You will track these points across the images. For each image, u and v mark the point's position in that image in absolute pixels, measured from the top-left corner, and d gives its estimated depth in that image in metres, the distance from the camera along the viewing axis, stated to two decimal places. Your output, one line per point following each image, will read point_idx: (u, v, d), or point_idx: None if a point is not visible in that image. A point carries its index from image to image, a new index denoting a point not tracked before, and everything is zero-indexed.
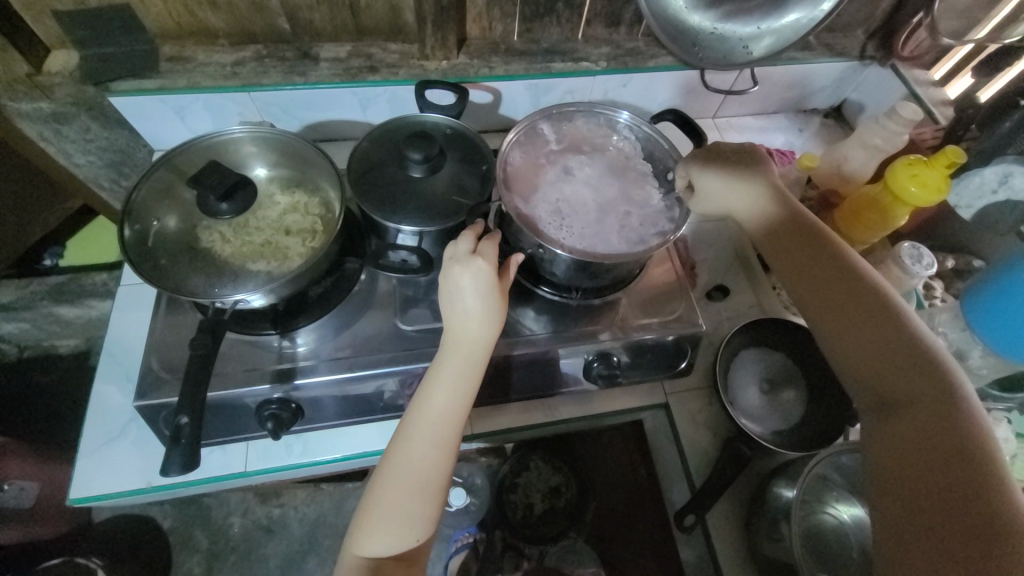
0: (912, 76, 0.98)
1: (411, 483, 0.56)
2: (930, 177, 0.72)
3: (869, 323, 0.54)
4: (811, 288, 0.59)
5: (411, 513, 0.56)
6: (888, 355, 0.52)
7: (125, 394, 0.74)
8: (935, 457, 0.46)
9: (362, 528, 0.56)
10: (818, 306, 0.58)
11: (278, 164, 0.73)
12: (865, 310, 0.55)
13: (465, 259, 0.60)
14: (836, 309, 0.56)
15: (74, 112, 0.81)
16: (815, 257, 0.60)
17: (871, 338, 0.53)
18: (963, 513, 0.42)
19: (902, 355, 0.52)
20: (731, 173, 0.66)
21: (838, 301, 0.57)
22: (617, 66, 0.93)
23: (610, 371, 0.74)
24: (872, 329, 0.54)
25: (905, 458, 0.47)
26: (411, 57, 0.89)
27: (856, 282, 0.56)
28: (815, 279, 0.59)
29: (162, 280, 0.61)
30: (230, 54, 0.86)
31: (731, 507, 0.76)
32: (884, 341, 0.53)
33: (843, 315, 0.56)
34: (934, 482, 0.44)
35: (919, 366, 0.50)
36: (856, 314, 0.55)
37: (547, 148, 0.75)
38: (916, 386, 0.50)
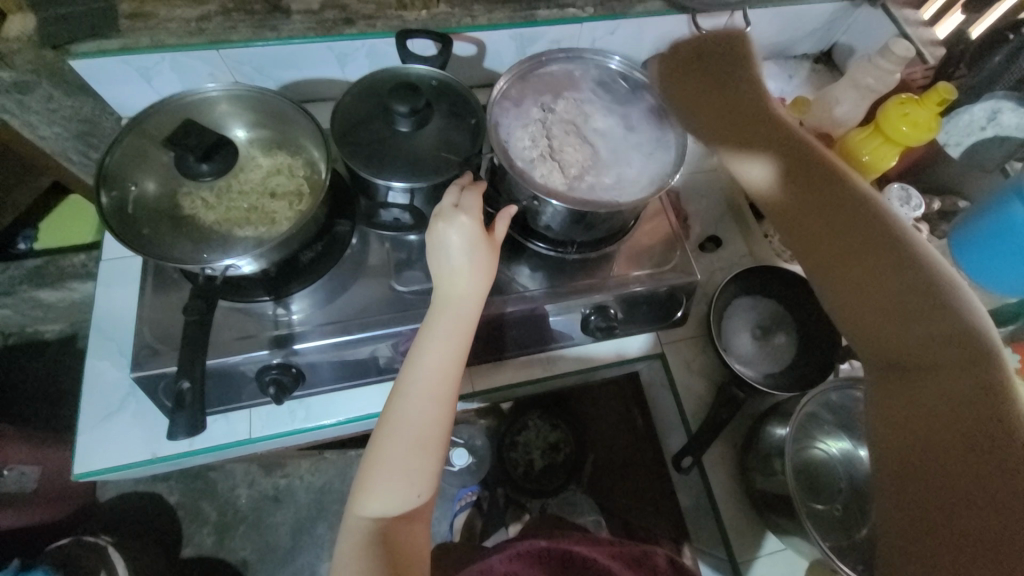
0: (902, 15, 0.96)
1: (409, 441, 0.55)
2: (920, 116, 0.72)
3: (882, 280, 0.52)
4: (808, 240, 0.57)
5: (411, 471, 0.55)
6: (891, 301, 0.51)
7: (120, 369, 0.73)
8: (952, 419, 0.45)
9: (363, 488, 0.55)
10: (824, 264, 0.56)
11: (257, 124, 0.69)
12: (866, 258, 0.53)
13: (449, 213, 0.58)
14: (845, 269, 0.54)
15: (35, 80, 0.76)
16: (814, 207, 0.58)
17: (886, 298, 0.51)
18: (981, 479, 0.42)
19: (906, 301, 0.51)
20: (743, 146, 0.67)
21: (848, 259, 0.54)
22: (605, 12, 0.89)
23: (607, 323, 0.75)
24: (884, 287, 0.52)
25: (922, 420, 0.46)
26: (388, 8, 0.84)
27: (856, 227, 0.55)
28: (820, 237, 0.57)
29: (147, 248, 0.59)
30: (194, 9, 0.80)
31: (727, 448, 0.79)
32: (897, 300, 0.51)
33: (851, 272, 0.54)
34: (945, 437, 0.44)
35: (936, 323, 0.49)
36: (865, 272, 0.53)
37: (537, 97, 0.73)
38: (923, 334, 0.49)
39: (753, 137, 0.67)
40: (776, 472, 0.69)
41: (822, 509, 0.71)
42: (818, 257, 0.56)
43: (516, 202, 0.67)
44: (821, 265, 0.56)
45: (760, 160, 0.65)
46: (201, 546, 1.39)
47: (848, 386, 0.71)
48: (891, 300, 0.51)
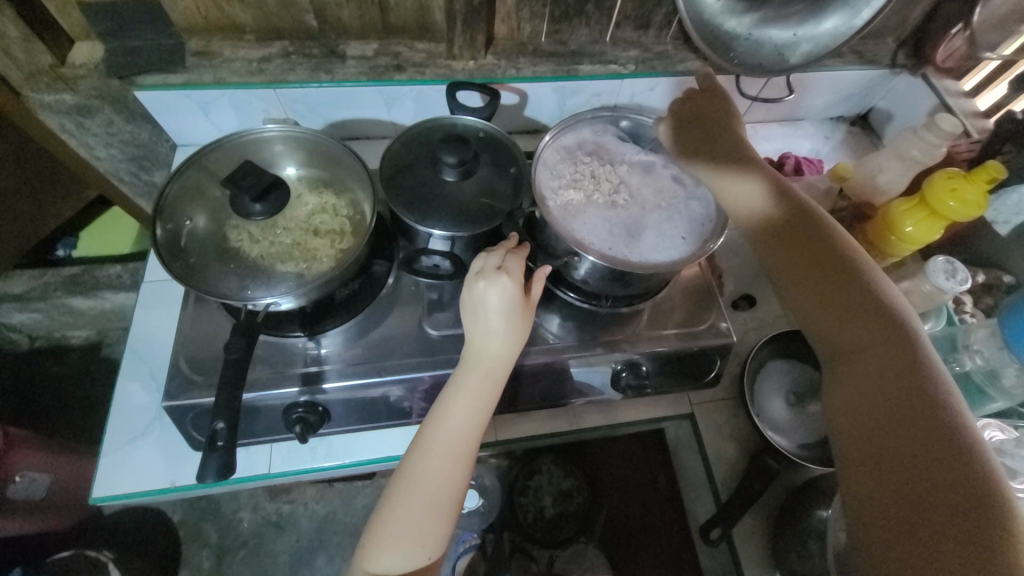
0: (943, 87, 0.96)
1: (427, 500, 0.53)
2: (969, 192, 0.70)
3: (843, 292, 0.53)
4: (767, 240, 0.60)
5: (423, 531, 0.53)
6: (836, 294, 0.54)
7: (149, 392, 0.74)
8: (887, 400, 0.47)
9: (374, 544, 0.53)
10: (776, 255, 0.59)
11: (307, 164, 0.72)
12: (813, 252, 0.56)
13: (491, 274, 0.58)
14: (808, 276, 0.56)
15: (98, 105, 0.81)
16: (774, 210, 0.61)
17: (831, 280, 0.54)
18: (947, 492, 0.41)
19: (846, 293, 0.53)
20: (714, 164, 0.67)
21: (798, 252, 0.57)
22: (646, 70, 0.91)
23: (638, 380, 0.74)
24: (827, 274, 0.55)
25: (866, 395, 0.48)
26: (438, 57, 0.88)
27: (806, 227, 0.58)
28: (793, 250, 0.58)
29: (193, 281, 0.61)
30: (257, 50, 0.84)
31: (758, 521, 0.75)
32: (860, 309, 0.52)
33: (800, 262, 0.57)
34: (886, 422, 0.46)
35: (891, 330, 0.50)
36: (813, 264, 0.56)
37: (581, 152, 0.74)
38: (863, 327, 0.51)
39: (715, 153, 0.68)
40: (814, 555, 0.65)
41: None
42: (788, 267, 0.58)
43: (554, 257, 0.67)
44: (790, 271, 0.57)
45: (737, 177, 0.65)
46: (198, 570, 1.36)
47: None
48: (854, 308, 0.52)
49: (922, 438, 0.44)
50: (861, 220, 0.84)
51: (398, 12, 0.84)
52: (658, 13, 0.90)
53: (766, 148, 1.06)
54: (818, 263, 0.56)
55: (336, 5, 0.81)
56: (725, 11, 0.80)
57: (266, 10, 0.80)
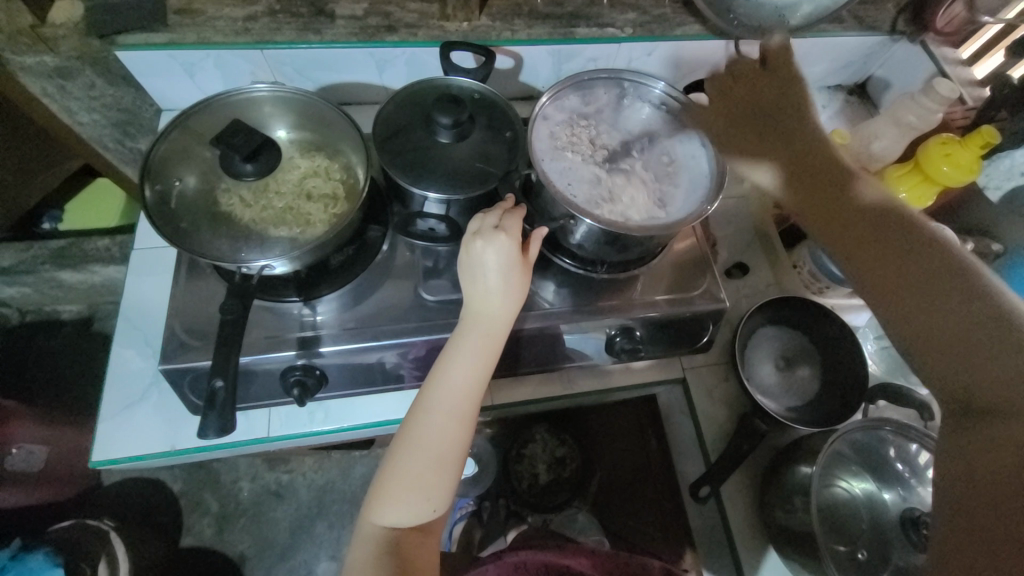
0: (941, 54, 0.96)
1: (430, 456, 0.54)
2: (962, 157, 0.71)
3: (927, 285, 0.48)
4: (866, 262, 0.52)
5: (429, 485, 0.54)
6: (962, 333, 0.46)
7: (144, 359, 0.73)
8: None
9: (379, 497, 0.54)
10: (874, 280, 0.51)
11: (299, 126, 0.70)
12: (927, 277, 0.48)
13: (488, 233, 0.58)
14: (885, 267, 0.51)
15: (79, 67, 0.78)
16: (866, 229, 0.53)
17: (956, 316, 0.46)
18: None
19: (977, 331, 0.45)
20: (733, 151, 0.68)
21: (910, 278, 0.49)
22: (643, 34, 0.90)
23: (632, 345, 0.75)
24: (947, 306, 0.47)
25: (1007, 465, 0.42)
26: (430, 17, 0.85)
27: (914, 246, 0.50)
28: (867, 241, 0.53)
29: (185, 243, 0.60)
30: (242, 9, 0.81)
31: (745, 480, 0.78)
32: (952, 301, 0.47)
33: (910, 291, 0.49)
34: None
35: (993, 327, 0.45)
36: (929, 294, 0.48)
37: (580, 118, 0.73)
38: (998, 376, 0.44)
39: (745, 146, 0.67)
40: (797, 509, 0.68)
41: (845, 550, 0.68)
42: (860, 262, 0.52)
43: (550, 220, 0.67)
44: (900, 303, 0.49)
45: (765, 168, 0.64)
46: (200, 537, 1.39)
47: (869, 425, 0.72)
48: (945, 305, 0.47)
49: None
50: None
51: None
52: None
53: None
54: (893, 251, 0.51)
55: None
56: None
57: None
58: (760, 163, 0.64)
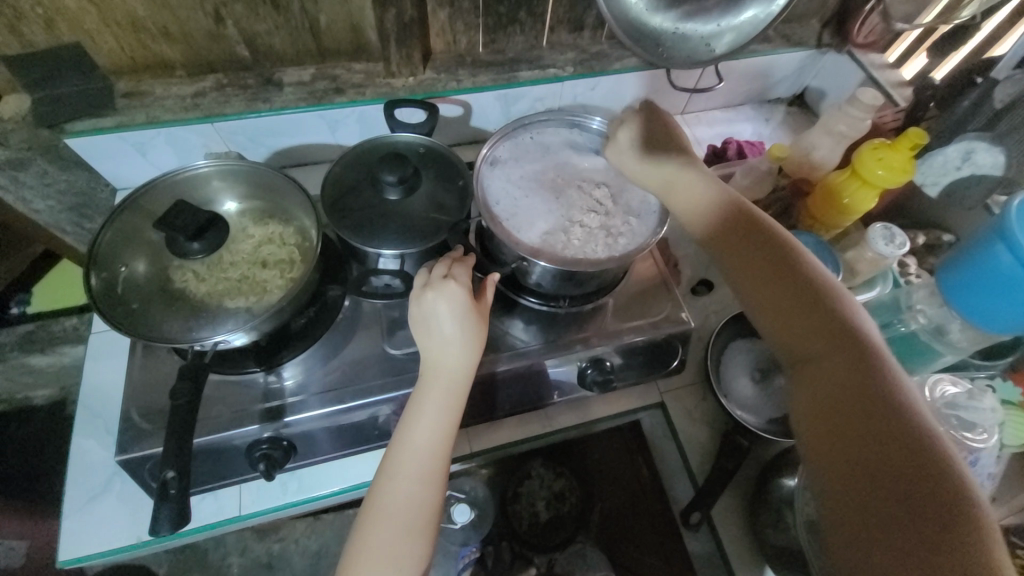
0: (867, 61, 1.01)
1: (400, 523, 0.52)
2: (895, 160, 0.74)
3: (802, 283, 0.53)
4: (729, 254, 0.59)
5: (403, 556, 0.52)
6: (813, 316, 0.52)
7: (106, 447, 0.71)
8: (872, 429, 0.44)
9: (350, 572, 0.52)
10: (745, 272, 0.57)
11: (249, 196, 0.71)
12: (790, 275, 0.54)
13: (438, 284, 0.58)
14: (750, 258, 0.57)
15: (30, 156, 0.79)
16: (738, 231, 0.59)
17: (796, 296, 0.53)
18: (906, 447, 0.42)
19: (830, 322, 0.51)
20: (659, 153, 0.66)
21: (775, 269, 0.55)
22: (584, 71, 0.93)
23: (604, 376, 0.74)
24: (804, 293, 0.53)
25: (849, 419, 0.46)
26: (376, 76, 0.88)
27: (781, 251, 0.56)
28: (734, 235, 0.59)
29: (138, 329, 0.59)
30: (189, 86, 0.83)
31: (735, 500, 0.77)
32: (811, 295, 0.53)
33: (768, 277, 0.55)
34: (880, 451, 0.43)
35: (842, 322, 0.51)
36: (788, 286, 0.54)
37: (526, 164, 0.74)
38: (843, 352, 0.49)
39: (660, 147, 0.67)
40: (789, 527, 0.67)
41: None
42: (725, 252, 0.59)
43: (505, 264, 0.68)
44: (759, 285, 0.55)
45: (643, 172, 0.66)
46: None
47: None
48: (795, 291, 0.54)
49: (912, 474, 0.41)
50: (800, 197, 0.87)
51: (330, 35, 0.83)
52: (590, 15, 0.92)
53: (709, 134, 1.10)
54: (768, 251, 0.57)
55: (266, 34, 0.80)
56: (649, 9, 0.79)
57: (193, 45, 0.78)
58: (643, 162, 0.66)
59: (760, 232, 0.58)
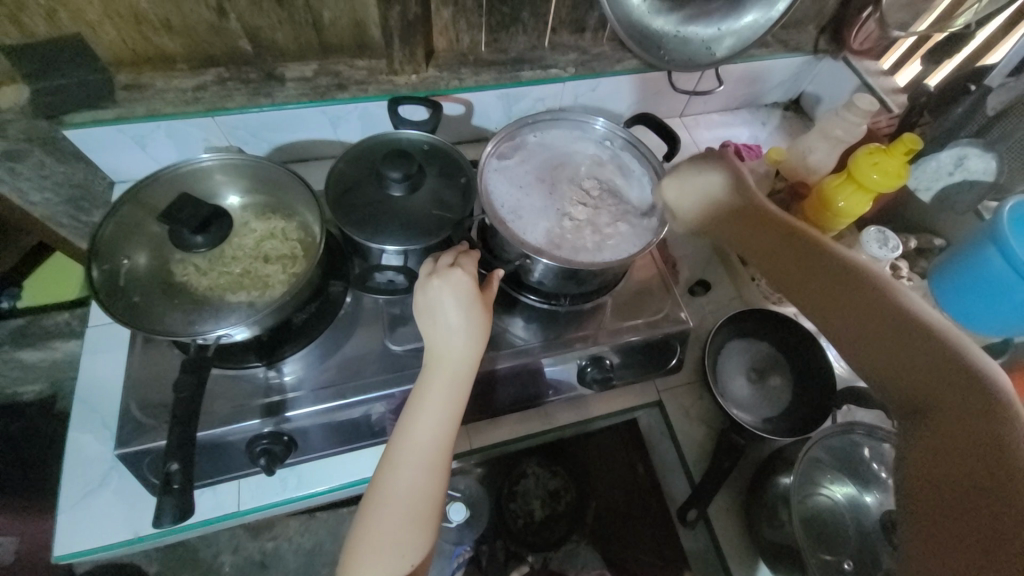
0: (863, 68, 1.03)
1: (403, 511, 0.53)
2: (889, 165, 0.75)
3: (872, 297, 0.52)
4: (780, 273, 0.58)
5: (404, 545, 0.52)
6: (881, 331, 0.51)
7: (103, 442, 0.70)
8: (969, 450, 0.44)
9: (352, 560, 0.52)
10: (803, 292, 0.56)
11: (251, 191, 0.71)
12: (850, 288, 0.53)
13: (443, 272, 0.59)
14: (803, 276, 0.56)
15: (28, 147, 0.78)
16: (786, 247, 0.58)
17: (864, 311, 0.52)
18: (1003, 470, 0.42)
19: (907, 336, 0.50)
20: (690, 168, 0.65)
21: (832, 286, 0.54)
22: (585, 72, 0.94)
23: (604, 374, 0.75)
24: (871, 309, 0.52)
25: (945, 445, 0.45)
26: (379, 73, 0.88)
27: (836, 265, 0.55)
28: (782, 251, 0.58)
29: (138, 321, 0.59)
30: (190, 79, 0.82)
31: (731, 497, 0.78)
32: (880, 309, 0.52)
33: (828, 294, 0.54)
34: (981, 475, 0.43)
35: (915, 332, 0.50)
36: (852, 301, 0.53)
37: (524, 162, 0.75)
38: (926, 369, 0.48)
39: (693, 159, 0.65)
40: (783, 524, 0.68)
41: (831, 560, 0.67)
42: (774, 273, 0.59)
43: (507, 262, 0.69)
44: (820, 305, 0.55)
45: (677, 190, 0.65)
46: None
47: (842, 428, 0.72)
48: (858, 307, 0.52)
49: (1015, 493, 0.41)
50: (795, 200, 0.89)
51: (334, 31, 0.83)
52: (592, 16, 0.93)
53: (707, 137, 1.11)
54: (820, 267, 0.56)
55: (269, 29, 0.79)
56: (651, 11, 0.80)
57: (196, 37, 0.78)
58: (680, 186, 0.65)
59: (807, 247, 0.57)
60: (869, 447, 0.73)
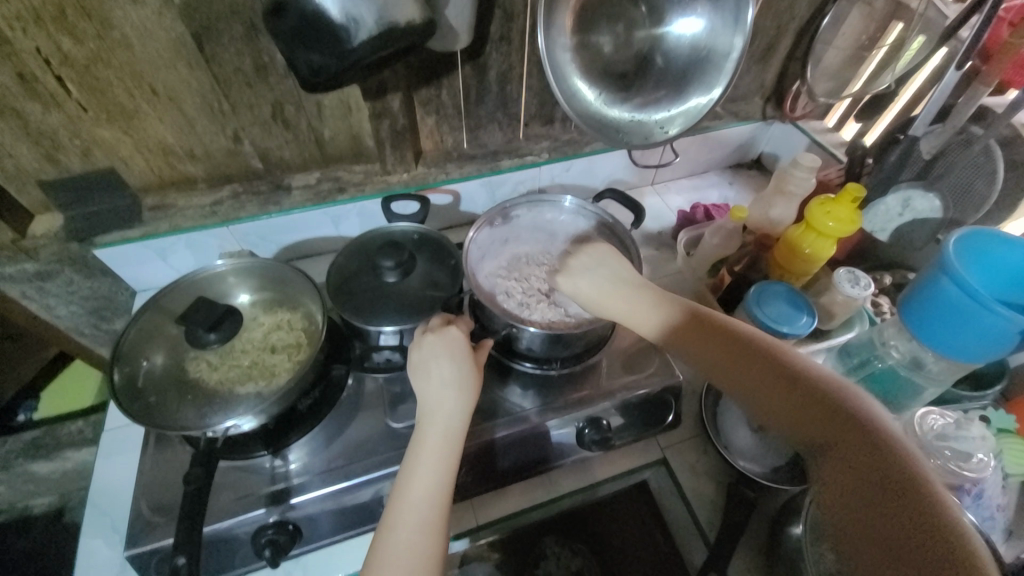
0: (809, 128, 1.14)
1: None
2: (840, 212, 0.82)
3: (763, 356, 0.58)
4: (686, 344, 0.62)
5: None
6: (780, 389, 0.55)
7: (112, 546, 0.70)
8: (873, 489, 0.44)
9: None
10: (708, 357, 0.61)
11: (261, 289, 0.77)
12: (743, 352, 0.59)
13: (434, 330, 0.66)
14: (704, 344, 0.61)
15: (58, 268, 0.87)
16: (687, 322, 0.63)
17: (761, 370, 0.57)
18: (902, 501, 0.42)
19: (803, 390, 0.54)
20: (571, 266, 0.73)
21: (729, 353, 0.59)
22: (558, 156, 1.05)
23: (602, 435, 0.76)
24: (763, 368, 0.57)
25: (851, 489, 0.46)
26: (374, 174, 0.98)
27: (732, 331, 0.61)
28: (687, 327, 0.63)
29: (153, 418, 0.62)
30: (208, 196, 0.92)
31: (752, 557, 0.75)
32: (772, 366, 0.57)
33: (727, 360, 0.59)
34: (885, 511, 0.43)
35: (808, 381, 0.54)
36: (749, 365, 0.58)
37: (498, 247, 0.84)
38: (819, 416, 0.51)
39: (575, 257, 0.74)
40: None
41: None
42: (679, 344, 0.63)
43: (496, 331, 0.74)
44: (723, 368, 0.59)
45: (570, 286, 0.71)
46: None
47: None
48: (754, 364, 0.58)
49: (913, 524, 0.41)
50: (765, 250, 0.95)
51: (333, 144, 0.95)
52: (558, 110, 1.06)
53: (679, 200, 1.20)
54: (714, 334, 0.61)
55: (277, 148, 0.91)
56: (605, 104, 0.93)
57: (214, 161, 0.90)
58: (569, 282, 0.72)
59: (702, 318, 0.63)
60: None
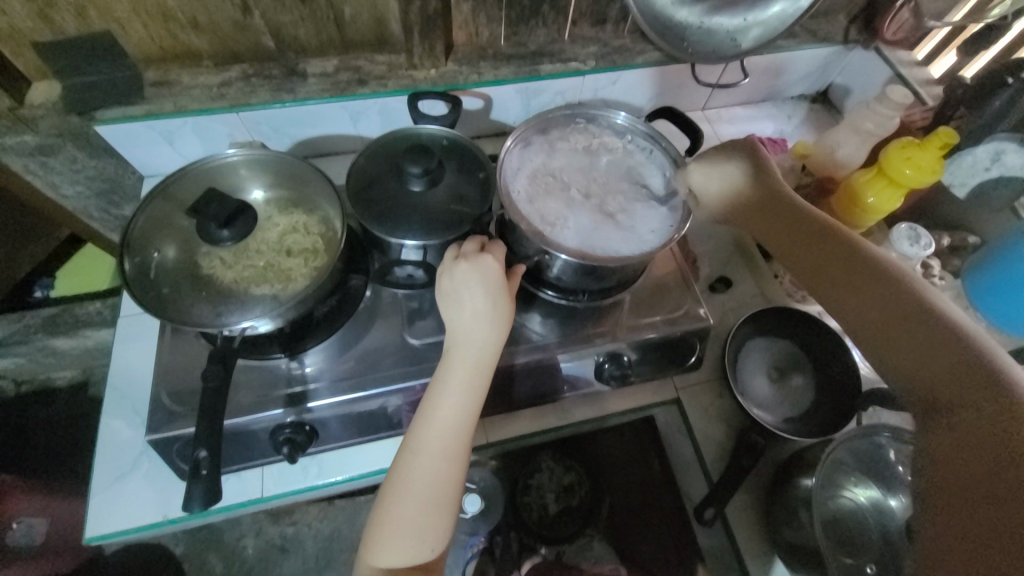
0: (895, 58, 0.99)
1: (422, 496, 0.54)
2: (923, 159, 0.73)
3: (840, 246, 0.55)
4: (767, 234, 0.62)
5: (427, 521, 0.54)
6: (853, 277, 0.53)
7: (133, 427, 0.73)
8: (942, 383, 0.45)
9: (374, 539, 0.54)
10: (782, 246, 0.60)
11: (275, 185, 0.72)
12: (823, 243, 0.57)
13: (470, 256, 0.60)
14: (784, 235, 0.60)
15: (60, 143, 0.79)
16: (769, 211, 0.62)
17: (833, 259, 0.55)
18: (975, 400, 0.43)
19: (875, 280, 0.52)
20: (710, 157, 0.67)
21: (804, 243, 0.58)
22: (606, 65, 0.93)
23: (621, 371, 0.74)
24: (839, 255, 0.55)
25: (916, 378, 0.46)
26: (398, 68, 0.88)
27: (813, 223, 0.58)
28: (769, 219, 0.61)
29: (168, 312, 0.61)
30: (216, 75, 0.84)
31: (750, 498, 0.78)
32: (847, 257, 0.54)
33: (801, 247, 0.58)
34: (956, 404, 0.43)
35: (883, 272, 0.52)
36: (825, 253, 0.56)
37: (540, 149, 0.76)
38: (895, 307, 0.50)
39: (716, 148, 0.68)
40: (803, 526, 0.67)
41: (852, 563, 0.68)
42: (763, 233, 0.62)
43: (526, 257, 0.69)
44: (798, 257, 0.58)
45: (699, 178, 0.67)
46: None
47: (871, 432, 0.71)
48: (827, 254, 0.56)
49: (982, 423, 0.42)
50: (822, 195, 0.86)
51: (355, 27, 0.83)
52: (613, 8, 0.91)
53: (730, 130, 1.09)
54: (793, 225, 0.59)
55: (292, 25, 0.80)
56: (676, 2, 0.78)
57: (221, 34, 0.79)
58: (702, 174, 0.67)
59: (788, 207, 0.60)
60: (894, 450, 0.72)
